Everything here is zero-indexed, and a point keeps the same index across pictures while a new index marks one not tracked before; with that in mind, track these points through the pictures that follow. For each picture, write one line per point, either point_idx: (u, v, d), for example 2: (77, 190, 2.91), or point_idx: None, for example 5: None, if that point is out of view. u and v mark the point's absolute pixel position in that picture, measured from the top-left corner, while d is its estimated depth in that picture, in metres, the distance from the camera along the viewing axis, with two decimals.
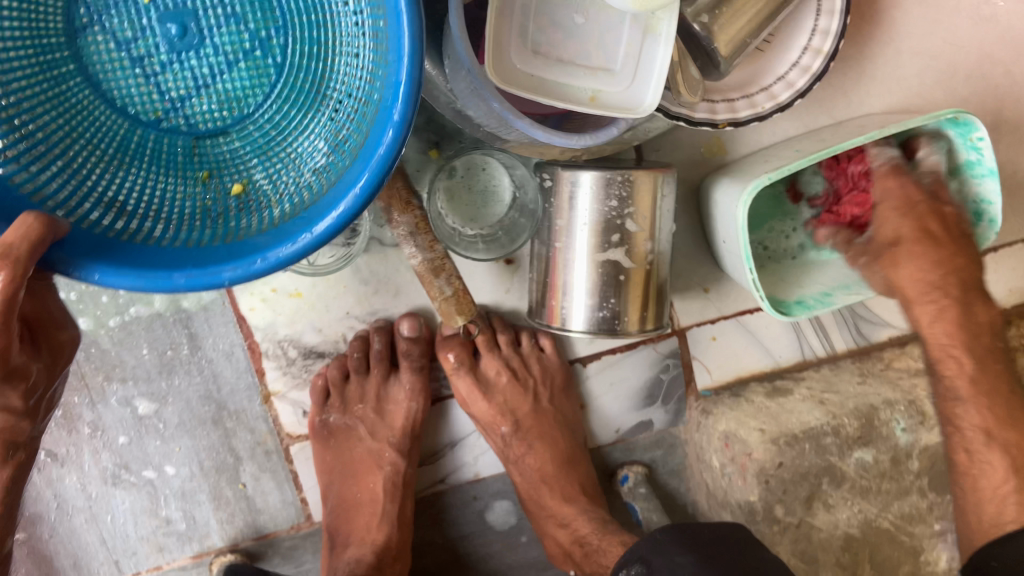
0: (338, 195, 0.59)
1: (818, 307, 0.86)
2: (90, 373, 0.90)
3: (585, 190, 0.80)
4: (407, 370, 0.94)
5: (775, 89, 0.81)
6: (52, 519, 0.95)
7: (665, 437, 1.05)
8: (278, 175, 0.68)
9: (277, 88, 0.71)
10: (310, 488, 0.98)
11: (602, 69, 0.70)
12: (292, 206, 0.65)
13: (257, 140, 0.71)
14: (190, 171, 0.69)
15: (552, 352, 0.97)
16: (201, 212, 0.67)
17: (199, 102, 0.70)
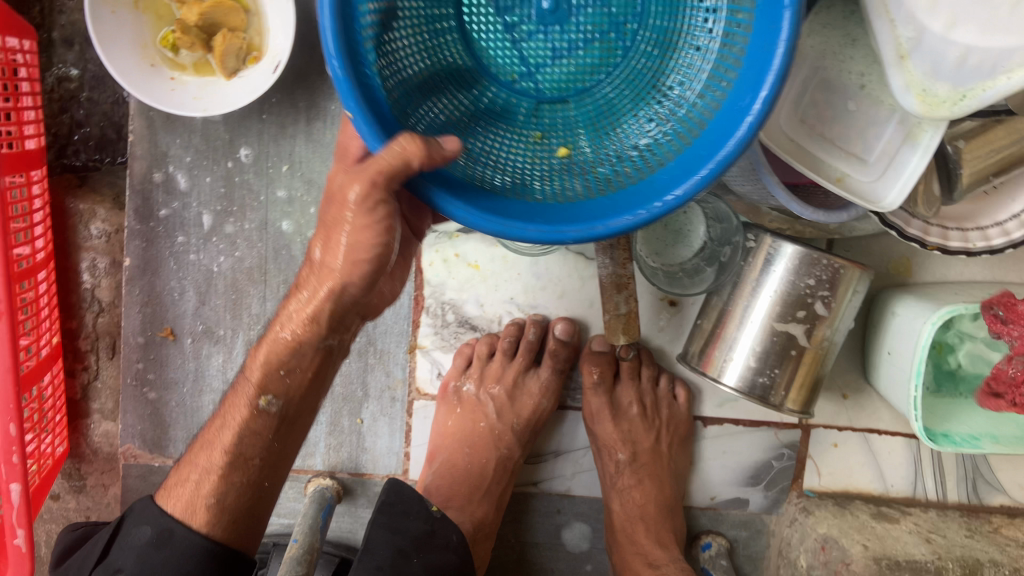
0: (683, 171, 0.57)
1: (963, 446, 0.87)
2: (274, 272, 0.97)
3: (785, 262, 0.83)
4: (549, 368, 0.96)
5: (990, 232, 0.83)
6: (184, 390, 1.00)
7: (755, 521, 1.05)
8: (610, 144, 0.65)
9: (623, 71, 0.68)
10: (417, 445, 1.01)
11: (855, 156, 0.75)
12: (623, 178, 0.62)
13: (591, 114, 0.68)
14: (527, 130, 0.68)
15: (685, 403, 0.99)
16: (530, 166, 0.64)
17: (554, 69, 0.69)
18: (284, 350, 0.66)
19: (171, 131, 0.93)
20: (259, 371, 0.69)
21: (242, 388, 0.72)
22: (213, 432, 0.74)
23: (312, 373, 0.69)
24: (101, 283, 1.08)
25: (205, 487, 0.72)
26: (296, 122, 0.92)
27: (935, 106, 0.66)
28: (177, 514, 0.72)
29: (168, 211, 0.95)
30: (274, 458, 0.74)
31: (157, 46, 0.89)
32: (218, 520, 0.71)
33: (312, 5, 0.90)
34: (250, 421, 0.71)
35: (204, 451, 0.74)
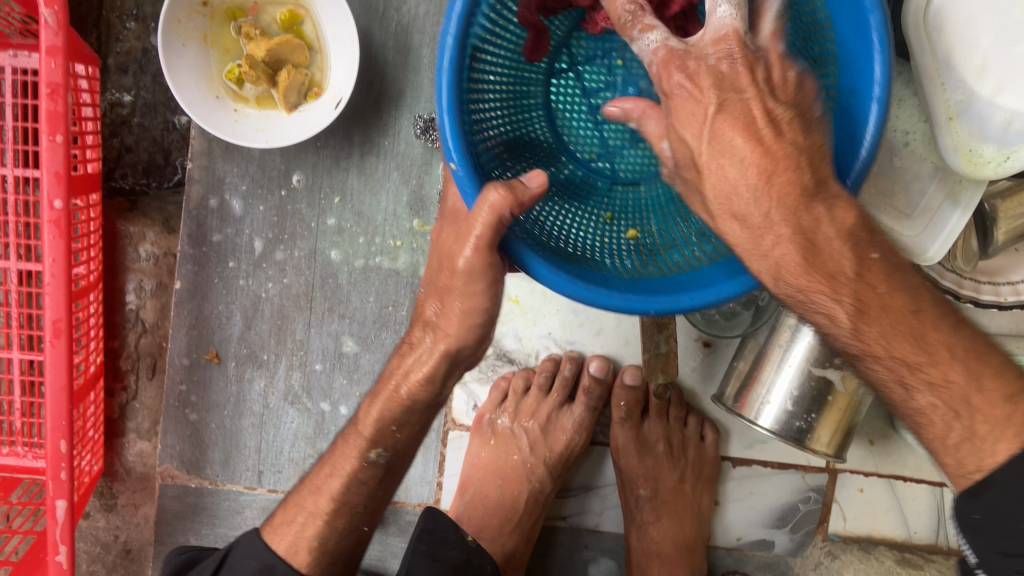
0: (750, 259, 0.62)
1: None
2: (319, 300, 0.99)
3: (803, 343, 0.87)
4: (583, 405, 0.99)
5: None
6: (225, 412, 1.02)
7: (780, 564, 1.06)
8: (676, 228, 0.73)
9: None
10: (450, 475, 1.03)
11: (899, 210, 0.79)
12: (691, 259, 0.69)
13: (663, 198, 0.77)
14: (599, 208, 0.76)
15: (712, 444, 1.02)
16: (604, 242, 0.72)
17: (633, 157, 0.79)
18: (398, 409, 0.72)
19: (229, 160, 0.96)
20: (372, 425, 0.74)
21: (350, 439, 0.76)
22: (321, 478, 0.78)
23: (418, 427, 0.75)
24: (146, 304, 1.11)
25: (308, 530, 0.76)
26: (351, 156, 0.96)
27: (980, 167, 0.71)
28: (281, 551, 0.76)
29: (221, 237, 0.98)
30: (371, 508, 0.78)
31: (222, 79, 0.92)
32: (320, 559, 0.75)
33: (373, 46, 0.94)
34: (359, 472, 0.75)
35: (312, 494, 0.77)
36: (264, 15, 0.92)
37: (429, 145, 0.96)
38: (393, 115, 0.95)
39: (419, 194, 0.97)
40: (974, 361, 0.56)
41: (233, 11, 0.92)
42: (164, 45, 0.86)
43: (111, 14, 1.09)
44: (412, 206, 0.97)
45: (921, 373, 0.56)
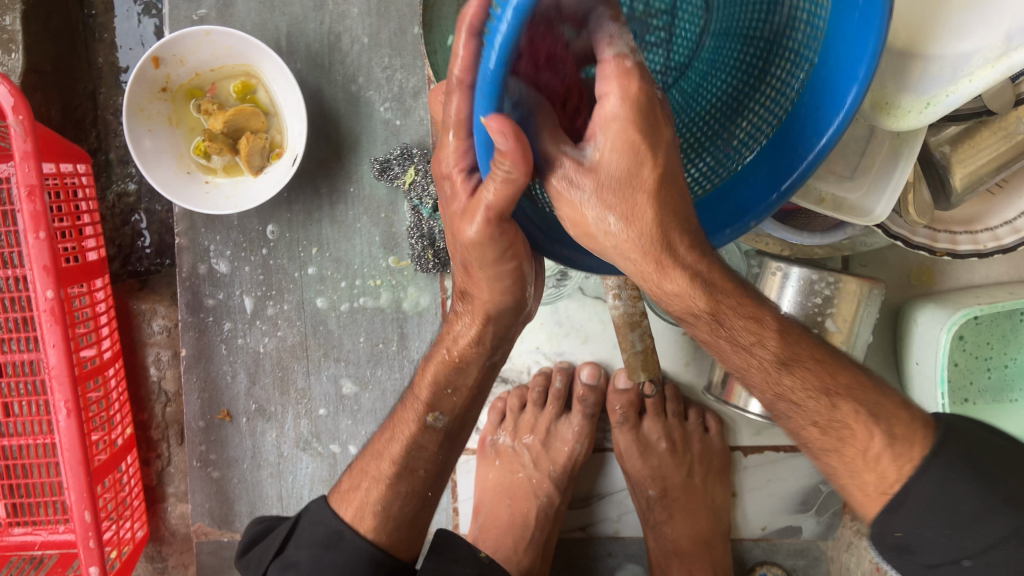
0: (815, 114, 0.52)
1: None
2: (315, 348, 1.04)
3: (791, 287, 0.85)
4: (579, 413, 0.99)
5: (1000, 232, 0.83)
6: (245, 465, 1.07)
7: (811, 549, 1.03)
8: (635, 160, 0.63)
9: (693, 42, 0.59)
10: (464, 500, 1.04)
11: (838, 174, 0.72)
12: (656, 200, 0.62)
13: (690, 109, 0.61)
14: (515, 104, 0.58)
15: (717, 435, 1.00)
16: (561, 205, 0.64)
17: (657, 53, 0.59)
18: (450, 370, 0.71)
19: (212, 230, 1.02)
20: (427, 388, 0.73)
21: (409, 405, 0.76)
22: (383, 443, 0.79)
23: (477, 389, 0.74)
24: (166, 374, 1.18)
25: (374, 495, 0.76)
26: (321, 207, 1.01)
27: (900, 118, 0.65)
28: (348, 517, 0.77)
29: (215, 301, 1.04)
30: (440, 474, 0.78)
31: (191, 155, 0.98)
32: (384, 527, 0.76)
33: (325, 100, 0.99)
34: (419, 436, 0.75)
35: (374, 460, 0.78)
36: (220, 90, 0.98)
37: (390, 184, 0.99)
38: (355, 161, 1.00)
39: (390, 233, 1.00)
40: (828, 376, 0.57)
41: (190, 90, 0.98)
42: (130, 134, 0.92)
43: (106, 112, 1.17)
44: (386, 245, 1.01)
45: (832, 413, 0.57)
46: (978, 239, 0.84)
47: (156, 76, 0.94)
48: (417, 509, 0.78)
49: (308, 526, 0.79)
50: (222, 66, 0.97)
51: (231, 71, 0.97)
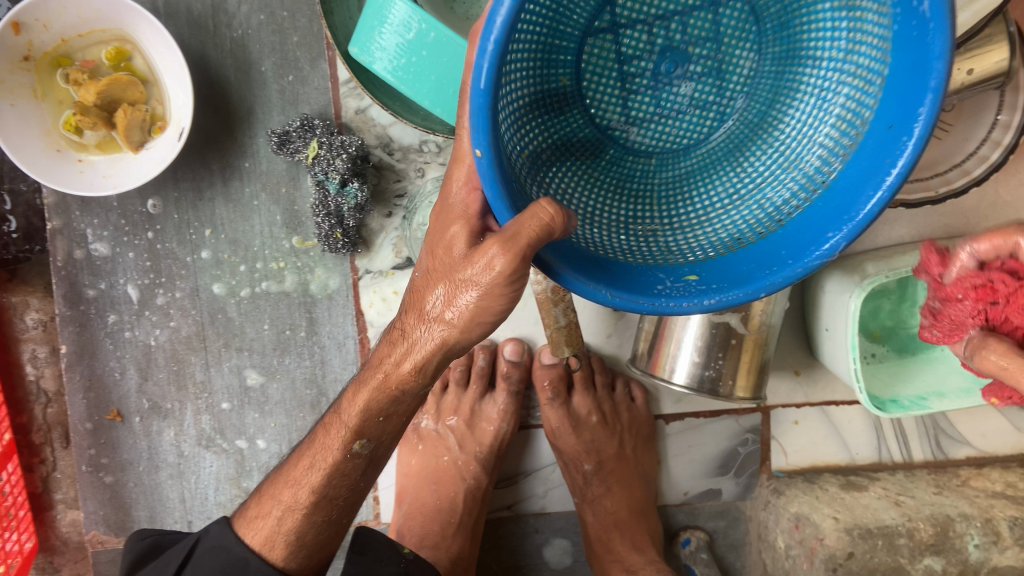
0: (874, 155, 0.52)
1: (913, 408, 0.90)
2: (213, 338, 0.96)
3: None
4: (503, 392, 0.95)
5: (951, 175, 0.88)
6: (140, 468, 0.99)
7: (731, 510, 1.06)
8: (727, 185, 0.62)
9: (722, 134, 0.64)
10: (384, 487, 1.00)
11: None
12: (786, 189, 0.59)
13: (708, 162, 0.64)
14: (630, 155, 0.64)
15: (642, 402, 0.99)
16: (630, 185, 0.63)
17: (654, 126, 0.64)
18: (386, 399, 0.60)
19: (88, 212, 0.92)
20: (356, 415, 0.62)
21: (332, 428, 0.65)
22: (298, 469, 0.67)
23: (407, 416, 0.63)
24: (45, 372, 1.06)
25: (286, 523, 0.67)
26: (213, 185, 0.92)
27: None
28: (255, 544, 0.68)
29: (96, 291, 0.94)
30: (357, 498, 0.68)
31: (59, 130, 0.87)
32: (297, 555, 0.68)
33: (211, 68, 0.90)
34: (340, 465, 0.64)
35: (288, 486, 0.67)
36: (88, 58, 0.87)
37: (292, 157, 0.90)
38: (249, 135, 0.91)
39: (292, 211, 0.93)
40: None
41: (56, 59, 0.86)
42: None
43: None
44: (288, 224, 0.93)
45: None
46: (928, 184, 0.89)
47: (17, 44, 0.82)
48: (332, 535, 0.69)
49: (208, 550, 0.70)
50: (90, 30, 0.86)
51: (101, 36, 0.87)
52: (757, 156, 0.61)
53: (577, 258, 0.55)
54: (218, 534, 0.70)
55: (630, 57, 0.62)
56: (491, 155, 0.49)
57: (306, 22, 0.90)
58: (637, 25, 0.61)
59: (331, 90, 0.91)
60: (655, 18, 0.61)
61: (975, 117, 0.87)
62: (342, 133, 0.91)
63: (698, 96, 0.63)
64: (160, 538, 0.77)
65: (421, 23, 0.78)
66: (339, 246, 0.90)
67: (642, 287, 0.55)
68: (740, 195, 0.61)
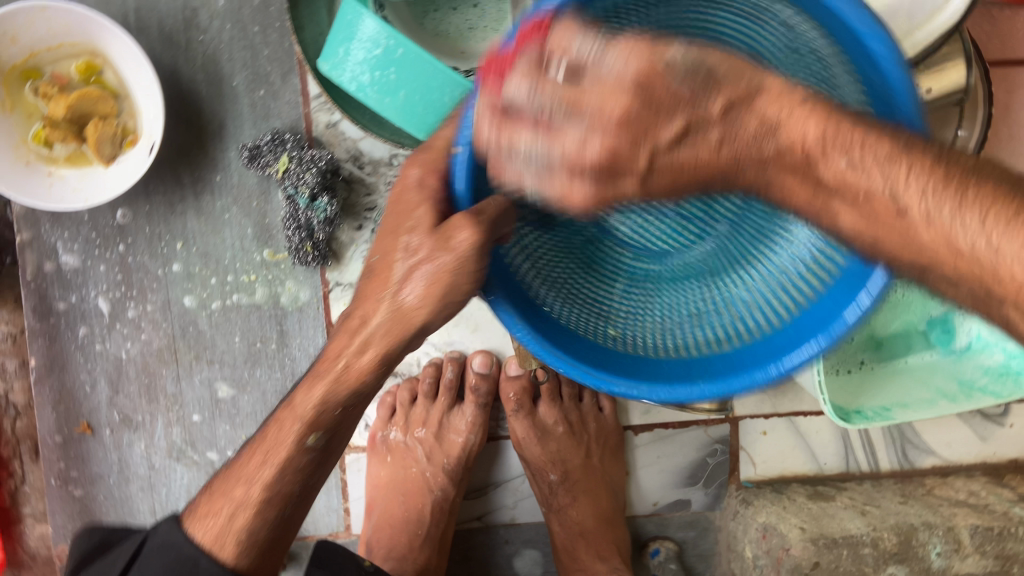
0: (801, 337, 0.54)
1: (876, 418, 0.91)
2: (183, 351, 0.96)
3: None
4: (472, 404, 0.96)
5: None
6: (111, 481, 0.99)
7: (700, 520, 1.06)
8: (675, 312, 0.64)
9: (691, 262, 0.66)
10: (355, 499, 1.00)
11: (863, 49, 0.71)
12: (737, 323, 0.61)
13: (673, 281, 0.66)
14: (609, 262, 0.67)
15: (611, 414, 0.99)
16: (600, 277, 0.66)
17: (639, 234, 0.66)
18: (346, 389, 0.61)
19: (59, 225, 0.92)
20: (308, 405, 0.62)
21: (283, 420, 0.65)
22: (250, 465, 0.67)
23: (365, 405, 0.64)
24: (14, 386, 1.06)
25: (237, 521, 0.67)
26: (184, 198, 0.93)
27: None
28: (205, 543, 0.68)
29: (67, 304, 0.94)
30: (308, 493, 0.69)
31: (29, 143, 0.88)
32: (246, 554, 0.67)
33: (183, 83, 0.91)
34: (292, 459, 0.65)
35: (239, 482, 0.67)
36: (58, 71, 0.88)
37: (262, 172, 0.90)
38: (220, 148, 0.92)
39: (263, 224, 0.93)
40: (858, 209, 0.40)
41: (25, 72, 0.87)
42: None
43: None
44: (259, 237, 0.94)
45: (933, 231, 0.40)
46: None
47: None
48: (280, 532, 0.69)
49: (155, 547, 0.70)
50: (60, 44, 0.87)
51: (71, 49, 0.87)
52: (720, 292, 0.63)
53: (506, 281, 0.58)
54: (167, 531, 0.70)
55: (621, 169, 0.64)
56: (468, 151, 0.53)
57: (277, 37, 0.91)
58: (634, 131, 0.63)
59: (302, 104, 0.92)
60: (647, 133, 0.62)
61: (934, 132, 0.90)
62: (313, 146, 0.92)
63: (680, 223, 0.65)
64: (109, 535, 0.77)
65: (390, 39, 0.79)
66: (308, 258, 0.91)
67: (564, 341, 0.59)
68: (695, 313, 0.63)
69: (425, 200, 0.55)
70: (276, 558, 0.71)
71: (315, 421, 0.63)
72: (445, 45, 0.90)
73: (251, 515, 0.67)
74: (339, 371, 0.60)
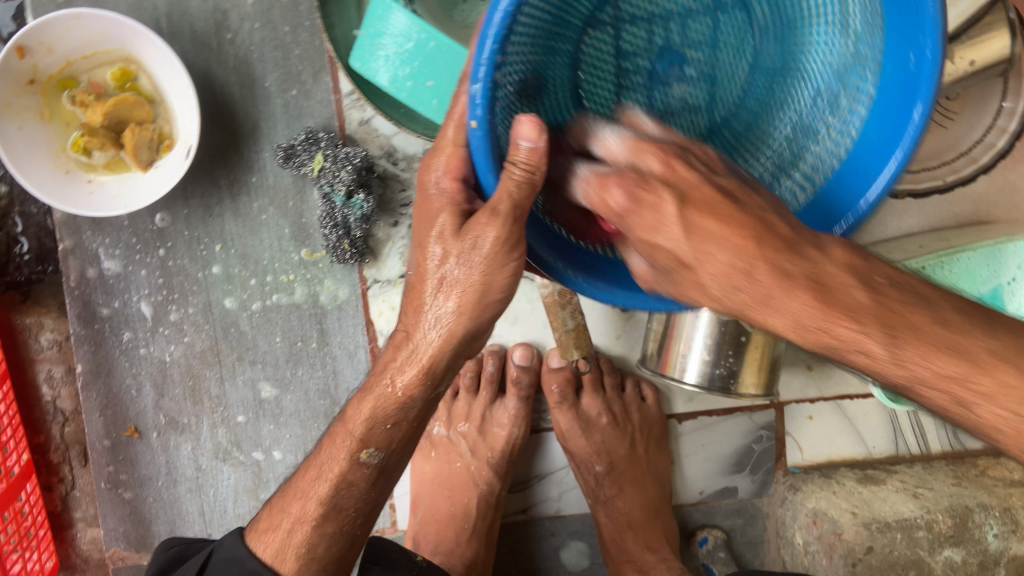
0: (900, 102, 0.52)
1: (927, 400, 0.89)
2: (226, 352, 0.97)
3: None
4: (514, 396, 0.96)
5: (957, 164, 0.90)
6: (159, 483, 1.00)
7: (747, 508, 1.05)
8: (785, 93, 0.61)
9: (727, 97, 0.64)
10: (400, 495, 1.00)
11: None
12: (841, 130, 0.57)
13: (760, 73, 0.63)
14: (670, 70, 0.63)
15: (653, 403, 0.99)
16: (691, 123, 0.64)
17: (695, 39, 0.62)
18: (392, 403, 0.62)
19: (100, 232, 0.93)
20: (361, 422, 0.63)
21: (338, 437, 0.66)
22: (306, 482, 0.67)
23: (416, 423, 0.64)
24: (61, 392, 1.08)
25: (296, 537, 0.66)
26: (221, 201, 0.93)
27: None
28: (267, 558, 0.67)
29: (111, 310, 0.95)
30: (372, 509, 0.68)
31: (68, 152, 0.89)
32: (308, 570, 0.66)
33: (216, 85, 0.91)
34: (348, 474, 0.65)
35: (296, 498, 0.67)
36: (93, 79, 0.89)
37: (297, 171, 0.90)
38: (255, 150, 0.93)
39: (300, 224, 0.94)
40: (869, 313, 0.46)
41: (62, 81, 0.88)
42: None
43: None
44: (296, 237, 0.94)
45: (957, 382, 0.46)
46: (935, 174, 0.91)
47: (21, 68, 0.84)
48: (346, 547, 0.68)
49: (222, 560, 0.69)
50: (95, 52, 0.87)
51: (105, 57, 0.88)
52: (798, 86, 0.61)
53: (548, 238, 0.58)
54: (231, 545, 0.70)
55: (627, 53, 0.62)
56: (486, 127, 0.48)
57: (307, 36, 0.91)
58: (637, 14, 0.61)
59: (335, 102, 0.92)
60: (659, 18, 0.61)
61: (980, 105, 0.87)
62: (347, 144, 0.92)
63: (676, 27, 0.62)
64: (185, 549, 0.79)
65: (421, 32, 0.79)
66: (347, 256, 0.91)
67: (621, 283, 0.58)
68: (802, 127, 0.61)
69: (445, 204, 0.54)
70: (346, 573, 0.70)
71: (367, 443, 0.64)
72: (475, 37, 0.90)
73: (312, 533, 0.66)
74: (389, 389, 0.61)
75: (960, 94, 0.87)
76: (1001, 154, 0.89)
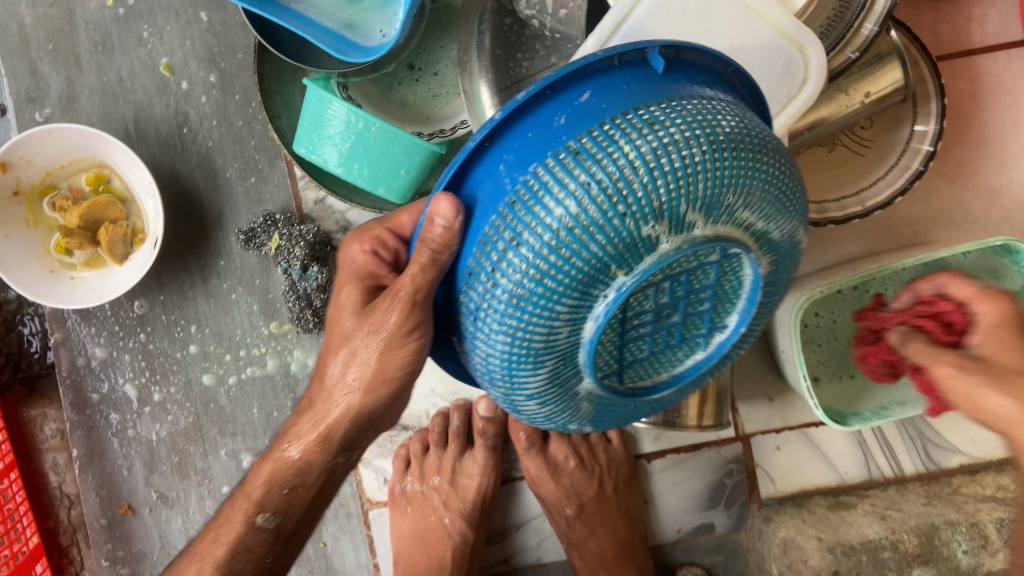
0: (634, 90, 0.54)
1: (874, 418, 0.92)
2: (208, 427, 1.03)
3: None
4: (481, 447, 1.00)
5: (877, 189, 0.91)
6: (154, 557, 1.05)
7: (727, 543, 1.06)
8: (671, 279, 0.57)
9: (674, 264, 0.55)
10: (383, 554, 1.03)
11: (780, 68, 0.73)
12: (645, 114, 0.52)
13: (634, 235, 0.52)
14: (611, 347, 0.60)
15: (619, 443, 1.01)
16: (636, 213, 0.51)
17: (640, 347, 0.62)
18: (289, 470, 0.66)
19: (86, 323, 1.01)
20: (258, 489, 0.67)
21: (240, 504, 0.70)
22: (204, 545, 0.72)
23: (314, 489, 0.67)
24: (66, 478, 1.14)
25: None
26: (194, 285, 1.01)
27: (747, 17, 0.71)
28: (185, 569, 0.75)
29: (100, 395, 1.02)
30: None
31: (52, 253, 0.97)
32: None
33: (183, 180, 1.00)
34: (245, 537, 0.69)
35: (195, 562, 0.71)
36: (72, 185, 0.98)
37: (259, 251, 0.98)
38: (221, 236, 1.00)
39: (267, 299, 1.00)
40: None
41: (43, 190, 0.97)
42: None
43: None
44: (265, 312, 1.01)
45: None
46: (856, 200, 0.91)
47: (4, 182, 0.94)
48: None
49: None
50: (71, 161, 0.96)
51: (81, 164, 0.97)
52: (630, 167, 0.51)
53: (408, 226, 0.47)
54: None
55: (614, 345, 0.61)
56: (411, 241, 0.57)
57: (262, 128, 0.99)
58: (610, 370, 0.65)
59: (292, 185, 0.99)
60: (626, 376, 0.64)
61: (892, 132, 0.92)
62: (304, 223, 0.99)
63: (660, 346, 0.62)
64: None
65: (352, 116, 0.85)
66: (310, 326, 0.98)
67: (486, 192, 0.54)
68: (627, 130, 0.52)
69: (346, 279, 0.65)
70: None
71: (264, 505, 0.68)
72: (412, 114, 0.97)
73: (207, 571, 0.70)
74: (286, 455, 0.66)
75: (873, 123, 0.94)
76: (920, 176, 0.89)
